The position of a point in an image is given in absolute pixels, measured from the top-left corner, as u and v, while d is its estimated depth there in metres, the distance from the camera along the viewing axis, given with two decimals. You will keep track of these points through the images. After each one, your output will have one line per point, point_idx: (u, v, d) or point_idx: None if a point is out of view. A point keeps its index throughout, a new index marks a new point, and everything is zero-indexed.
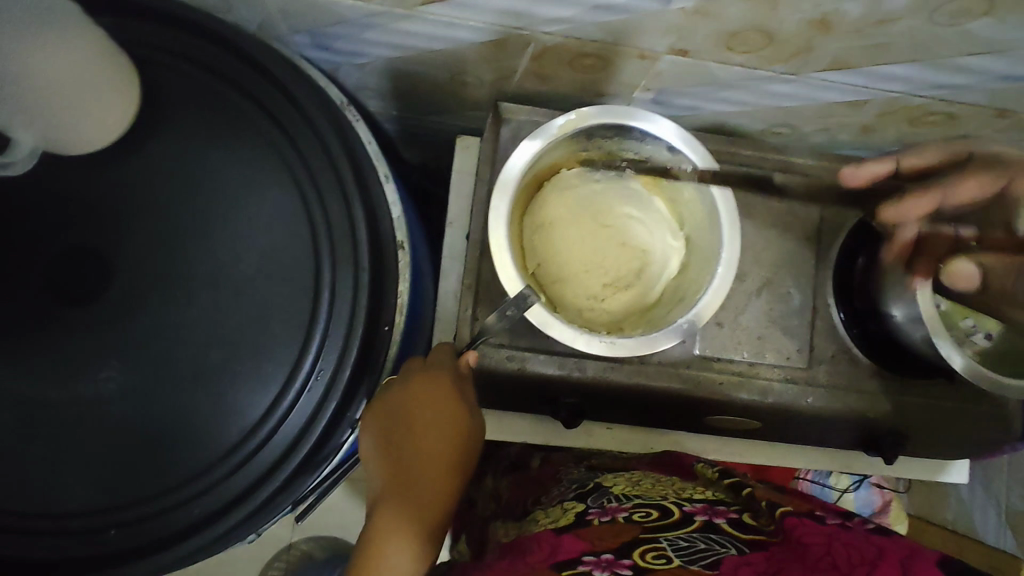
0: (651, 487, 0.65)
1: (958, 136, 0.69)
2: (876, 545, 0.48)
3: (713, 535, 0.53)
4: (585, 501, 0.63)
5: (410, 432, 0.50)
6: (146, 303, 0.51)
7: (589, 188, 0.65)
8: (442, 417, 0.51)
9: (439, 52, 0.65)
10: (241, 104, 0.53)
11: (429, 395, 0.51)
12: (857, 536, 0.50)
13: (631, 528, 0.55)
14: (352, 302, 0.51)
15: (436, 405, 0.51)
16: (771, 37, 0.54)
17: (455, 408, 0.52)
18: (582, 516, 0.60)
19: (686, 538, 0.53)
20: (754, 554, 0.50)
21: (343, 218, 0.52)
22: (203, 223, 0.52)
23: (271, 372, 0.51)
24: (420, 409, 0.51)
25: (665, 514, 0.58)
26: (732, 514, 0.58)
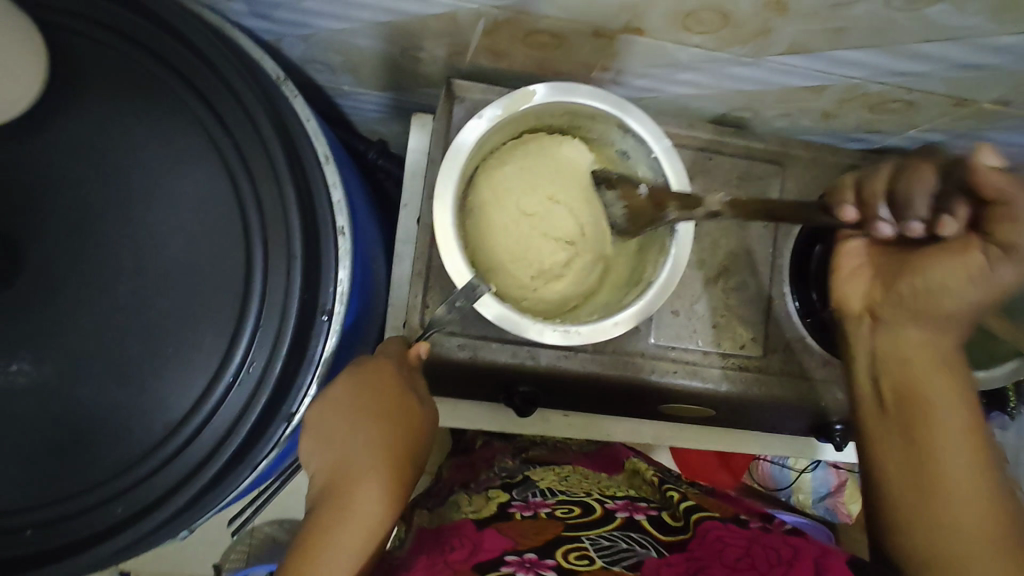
0: (577, 485, 0.67)
1: (918, 124, 0.68)
2: (792, 549, 0.49)
3: (633, 533, 0.54)
4: (510, 493, 0.65)
5: (359, 415, 0.49)
6: (62, 290, 0.48)
7: (517, 170, 0.63)
8: (384, 399, 0.49)
9: (387, 25, 0.61)
10: (163, 75, 0.49)
11: (374, 380, 0.50)
12: (775, 539, 0.52)
13: (551, 525, 0.55)
14: (284, 289, 0.49)
15: (375, 388, 0.49)
16: (729, 18, 0.52)
17: (399, 389, 0.50)
18: (505, 508, 0.60)
19: (608, 538, 0.52)
20: (675, 554, 0.50)
21: (273, 200, 0.49)
22: (124, 205, 0.49)
23: (199, 361, 0.49)
24: (361, 391, 0.49)
25: (586, 510, 0.59)
26: (651, 512, 0.60)
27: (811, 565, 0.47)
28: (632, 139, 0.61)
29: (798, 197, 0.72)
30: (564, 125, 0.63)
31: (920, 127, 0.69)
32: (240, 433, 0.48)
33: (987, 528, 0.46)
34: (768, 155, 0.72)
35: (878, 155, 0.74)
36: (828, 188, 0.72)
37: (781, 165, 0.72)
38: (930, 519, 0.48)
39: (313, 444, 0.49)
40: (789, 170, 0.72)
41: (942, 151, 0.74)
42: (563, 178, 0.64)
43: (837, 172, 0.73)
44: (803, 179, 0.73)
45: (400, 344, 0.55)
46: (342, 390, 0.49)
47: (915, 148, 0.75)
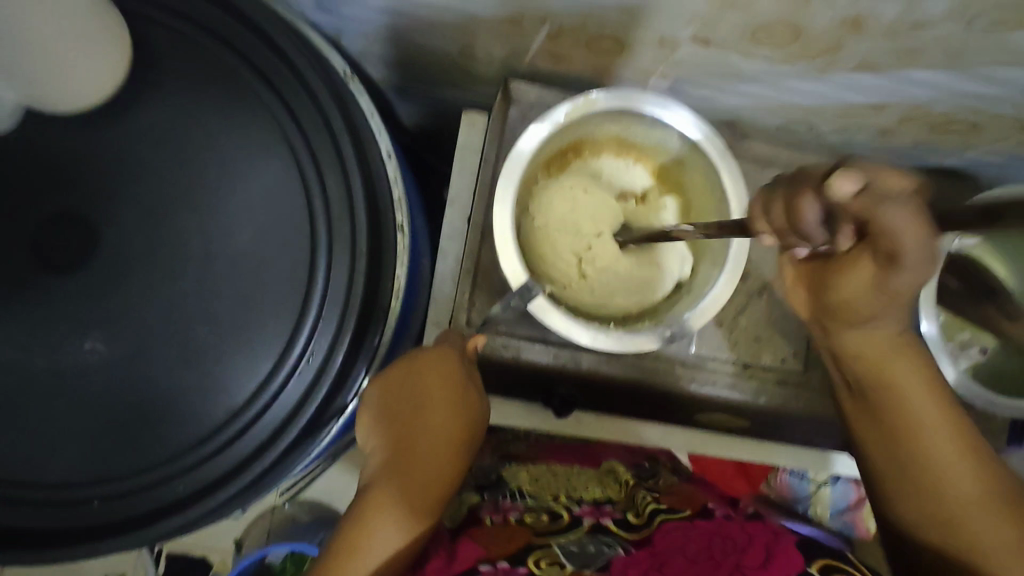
0: (549, 486, 0.68)
1: (978, 145, 0.67)
2: (747, 534, 0.53)
3: (602, 536, 0.55)
4: (484, 496, 0.67)
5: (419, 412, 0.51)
6: (135, 274, 0.49)
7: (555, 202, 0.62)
8: (449, 388, 0.52)
9: (450, 23, 0.62)
10: (240, 69, 0.50)
11: (440, 375, 0.52)
12: (733, 529, 0.55)
13: (521, 534, 0.55)
14: (347, 284, 0.50)
15: (440, 378, 0.52)
16: (800, 33, 0.52)
17: (462, 386, 0.52)
18: (476, 513, 0.63)
19: (576, 543, 0.53)
20: (640, 550, 0.52)
21: (340, 196, 0.50)
22: (195, 194, 0.50)
23: (261, 349, 0.50)
24: (431, 377, 0.51)
25: (555, 518, 0.60)
26: (617, 514, 0.61)
27: (761, 550, 0.50)
28: (688, 148, 0.61)
29: None
30: (620, 132, 0.64)
31: (979, 149, 0.68)
32: (298, 421, 0.49)
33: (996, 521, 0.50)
34: (820, 170, 0.72)
35: (933, 175, 0.73)
36: None
37: None
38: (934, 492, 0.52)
39: (378, 418, 0.51)
40: None
41: (999, 173, 0.73)
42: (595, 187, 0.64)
43: None
44: None
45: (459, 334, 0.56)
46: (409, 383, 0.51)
47: (971, 169, 0.73)
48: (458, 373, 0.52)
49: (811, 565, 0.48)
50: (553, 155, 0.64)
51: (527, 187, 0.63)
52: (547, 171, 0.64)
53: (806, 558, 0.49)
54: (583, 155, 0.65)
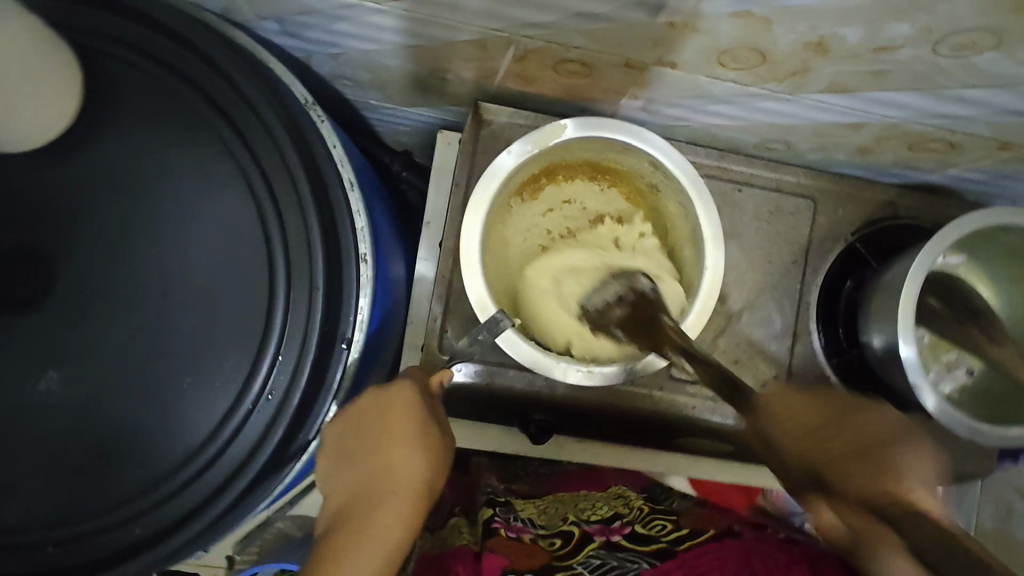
0: (559, 501, 0.65)
1: (959, 163, 0.66)
2: (784, 568, 0.53)
3: (621, 553, 0.56)
4: (495, 509, 0.63)
5: (381, 446, 0.50)
6: (91, 312, 0.49)
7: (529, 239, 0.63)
8: (404, 425, 0.51)
9: (416, 48, 0.61)
10: (195, 103, 0.50)
11: (402, 406, 0.51)
12: (775, 559, 0.54)
13: (540, 555, 0.55)
14: (306, 319, 0.49)
15: (403, 411, 0.51)
16: (765, 57, 0.51)
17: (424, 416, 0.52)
18: (489, 526, 0.59)
19: (598, 557, 0.56)
20: (665, 563, 0.54)
21: (298, 230, 0.49)
22: (151, 229, 0.50)
23: (220, 385, 0.49)
24: (388, 414, 0.51)
25: (568, 539, 0.58)
26: (628, 529, 0.60)
27: None
28: (659, 171, 0.61)
29: (829, 233, 0.70)
30: (592, 155, 0.63)
31: (960, 166, 0.67)
32: (258, 460, 0.48)
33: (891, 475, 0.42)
34: (799, 188, 0.70)
35: (915, 192, 0.72)
36: (861, 224, 0.71)
37: (812, 199, 0.71)
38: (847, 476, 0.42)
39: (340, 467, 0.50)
40: (820, 205, 0.71)
41: (982, 189, 0.72)
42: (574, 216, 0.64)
43: (870, 209, 0.71)
44: (835, 215, 0.71)
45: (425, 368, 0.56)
46: (370, 416, 0.51)
47: (954, 186, 0.72)
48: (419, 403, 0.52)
49: None
50: (524, 186, 0.63)
51: (498, 215, 0.62)
52: (521, 202, 0.63)
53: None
54: (556, 179, 0.64)
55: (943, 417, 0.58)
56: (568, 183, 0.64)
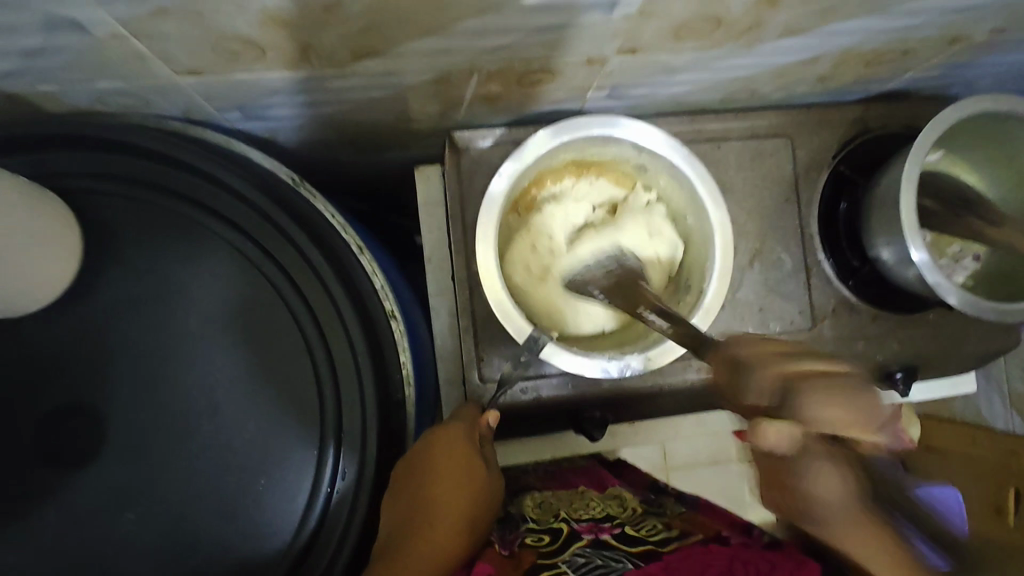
0: (554, 506, 0.62)
1: (914, 66, 0.69)
2: (766, 558, 0.47)
3: (607, 552, 0.50)
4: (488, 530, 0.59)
5: (433, 477, 0.51)
6: (148, 444, 0.49)
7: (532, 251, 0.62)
8: (462, 463, 0.52)
9: (380, 98, 0.62)
10: (193, 215, 0.50)
11: (452, 442, 0.53)
12: (753, 553, 0.48)
13: (527, 556, 0.50)
14: (358, 392, 0.50)
15: (456, 446, 0.53)
16: (721, 21, 0.52)
17: (472, 451, 0.54)
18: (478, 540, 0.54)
19: (582, 555, 0.49)
20: (650, 565, 0.47)
21: (326, 309, 0.50)
22: (182, 347, 0.50)
23: (293, 479, 0.49)
24: (439, 449, 0.52)
25: (554, 535, 0.54)
26: (617, 529, 0.55)
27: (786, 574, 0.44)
28: (644, 152, 0.60)
29: (811, 163, 0.73)
30: (574, 154, 0.62)
31: (916, 69, 0.69)
32: (352, 535, 0.49)
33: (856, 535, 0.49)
34: (773, 129, 0.72)
35: (879, 103, 0.74)
36: (838, 147, 0.73)
37: (788, 136, 0.72)
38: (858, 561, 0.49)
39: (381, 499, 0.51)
40: (796, 139, 0.73)
41: (939, 83, 0.75)
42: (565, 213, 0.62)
43: (843, 130, 0.73)
44: (812, 145, 0.73)
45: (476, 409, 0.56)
46: (422, 451, 0.51)
47: (912, 87, 0.75)
48: (466, 437, 0.54)
49: None
50: (510, 206, 0.62)
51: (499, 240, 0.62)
52: (511, 221, 0.62)
53: None
54: (537, 185, 0.63)
55: (969, 307, 0.61)
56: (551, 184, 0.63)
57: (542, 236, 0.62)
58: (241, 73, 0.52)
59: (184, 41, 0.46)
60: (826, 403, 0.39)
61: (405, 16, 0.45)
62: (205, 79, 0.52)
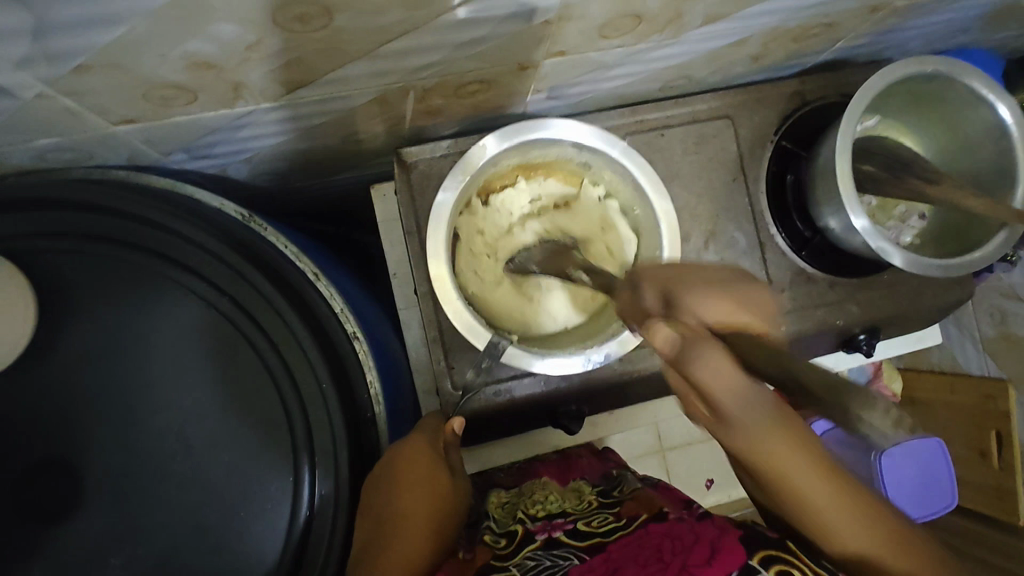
0: (514, 506, 0.66)
1: (842, 37, 0.70)
2: (693, 533, 0.48)
3: (556, 550, 0.53)
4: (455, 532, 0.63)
5: (394, 485, 0.49)
6: (126, 491, 0.49)
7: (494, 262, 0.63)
8: (433, 473, 0.51)
9: (323, 124, 0.62)
10: (144, 261, 0.51)
11: (415, 454, 0.52)
12: (683, 530, 0.50)
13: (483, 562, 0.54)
14: (326, 416, 0.51)
15: (419, 455, 0.52)
16: (641, 17, 0.53)
17: (436, 460, 0.53)
18: None
19: (533, 557, 0.52)
20: (594, 558, 0.49)
21: (286, 339, 0.51)
22: (148, 392, 0.50)
23: (271, 508, 0.50)
24: (402, 460, 0.51)
25: (511, 539, 0.58)
26: (569, 524, 0.58)
27: (706, 548, 0.44)
28: (586, 150, 0.61)
29: (754, 141, 0.74)
30: (518, 158, 0.62)
31: (844, 39, 0.71)
32: (336, 555, 0.50)
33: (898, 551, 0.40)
34: (714, 112, 0.74)
35: (815, 75, 0.76)
36: (779, 122, 0.75)
37: (729, 117, 0.74)
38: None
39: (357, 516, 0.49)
40: (738, 119, 0.74)
41: (870, 49, 0.76)
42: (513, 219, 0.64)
43: (783, 105, 0.75)
44: (754, 123, 0.75)
45: (437, 420, 0.58)
46: (386, 464, 0.51)
47: (845, 56, 0.77)
48: (428, 447, 0.53)
49: (754, 557, 0.42)
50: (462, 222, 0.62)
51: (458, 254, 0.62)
52: (465, 235, 0.62)
53: (749, 550, 0.43)
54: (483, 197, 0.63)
55: (914, 267, 0.63)
56: (496, 192, 0.63)
57: (495, 240, 0.63)
58: (177, 118, 0.53)
59: (114, 94, 0.47)
60: (704, 293, 0.42)
61: (328, 47, 0.46)
62: (142, 125, 0.53)
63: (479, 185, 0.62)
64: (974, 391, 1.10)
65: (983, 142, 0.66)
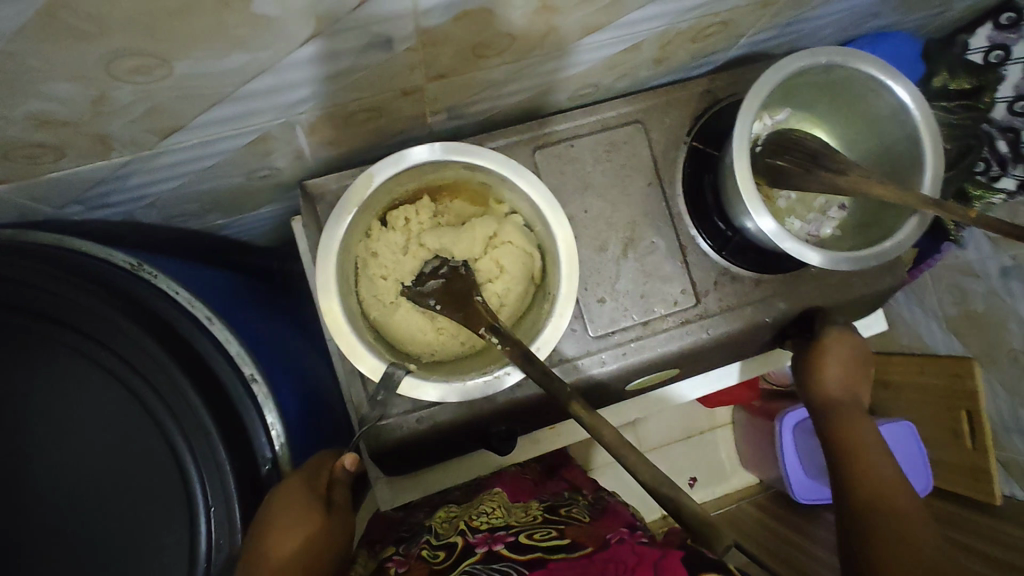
0: (466, 516, 0.65)
1: (744, 32, 0.69)
2: (636, 554, 0.48)
3: (495, 565, 0.50)
4: (398, 546, 0.63)
5: (273, 526, 0.50)
6: (19, 555, 0.49)
7: (389, 289, 0.61)
8: (309, 510, 0.52)
9: (217, 165, 0.62)
10: (27, 323, 0.51)
11: (295, 496, 0.52)
12: (626, 551, 0.49)
13: (416, 573, 0.53)
14: (216, 464, 0.50)
15: (298, 497, 0.52)
16: (512, 35, 0.53)
17: (314, 497, 0.54)
18: (383, 566, 0.58)
19: (471, 570, 0.50)
20: (533, 572, 0.47)
21: (170, 389, 0.50)
22: (41, 454, 0.50)
23: (169, 562, 0.50)
24: (287, 506, 0.51)
25: (451, 552, 0.57)
26: (511, 536, 0.56)
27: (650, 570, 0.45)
28: (479, 171, 0.61)
29: (668, 144, 0.73)
30: (414, 184, 0.62)
31: (747, 35, 0.70)
32: None
33: (895, 493, 0.58)
34: (624, 118, 0.73)
35: (725, 72, 0.75)
36: (691, 123, 0.74)
37: (640, 122, 0.73)
38: (891, 510, 0.56)
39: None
40: (649, 123, 0.73)
41: (781, 41, 0.75)
42: (407, 245, 0.62)
43: (694, 105, 0.74)
44: (666, 126, 0.74)
45: (322, 457, 0.59)
46: (274, 509, 0.51)
47: (755, 50, 0.76)
48: (307, 486, 0.54)
49: None
50: (357, 252, 0.60)
51: (356, 285, 0.60)
52: (361, 264, 0.61)
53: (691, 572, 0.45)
54: (376, 224, 0.61)
55: (825, 260, 0.61)
56: (390, 219, 0.62)
57: (393, 266, 0.61)
58: (52, 174, 0.52)
59: None
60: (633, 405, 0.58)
61: (181, 93, 0.46)
62: (18, 185, 0.52)
63: (372, 212, 0.61)
64: (940, 371, 1.05)
65: (890, 127, 0.65)
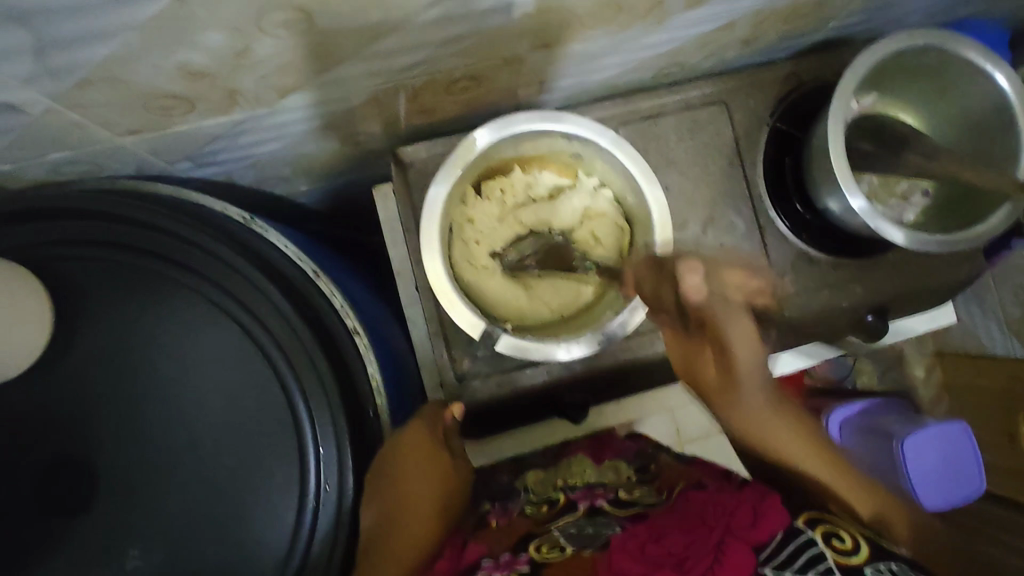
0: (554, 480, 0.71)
1: (835, 15, 0.70)
2: (733, 501, 0.52)
3: (599, 518, 0.57)
4: (496, 502, 0.68)
5: (395, 478, 0.57)
6: (141, 483, 0.52)
7: (484, 255, 0.64)
8: (430, 461, 0.59)
9: (320, 129, 0.64)
10: (153, 265, 0.53)
11: (416, 450, 0.58)
12: (723, 496, 0.54)
13: (523, 525, 0.59)
14: (327, 407, 0.53)
15: (419, 449, 0.59)
16: (622, 6, 0.54)
17: (434, 448, 0.60)
18: (484, 517, 0.64)
19: (576, 526, 0.56)
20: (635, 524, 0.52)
21: (288, 335, 0.53)
22: (163, 390, 0.53)
23: (280, 496, 0.52)
24: (408, 459, 0.58)
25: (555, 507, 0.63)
26: (610, 494, 0.63)
27: (750, 511, 0.50)
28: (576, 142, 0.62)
29: (750, 125, 0.74)
30: (510, 153, 0.64)
31: (837, 17, 0.70)
32: (341, 535, 0.53)
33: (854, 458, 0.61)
34: (708, 98, 0.74)
35: (810, 55, 0.75)
36: (775, 104, 0.74)
37: (723, 102, 0.74)
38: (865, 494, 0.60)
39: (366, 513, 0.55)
40: (732, 103, 0.74)
41: (867, 26, 0.75)
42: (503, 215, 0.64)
43: (778, 86, 0.75)
44: (749, 107, 0.74)
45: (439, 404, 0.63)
46: (397, 461, 0.57)
47: (840, 34, 0.76)
48: (427, 438, 0.60)
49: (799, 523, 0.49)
50: (457, 217, 0.63)
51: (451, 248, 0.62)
52: (458, 228, 0.63)
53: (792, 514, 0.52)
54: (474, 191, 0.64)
55: (917, 241, 0.61)
56: (486, 188, 0.64)
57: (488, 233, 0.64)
58: (178, 126, 0.55)
59: (115, 106, 0.49)
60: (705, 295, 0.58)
61: (314, 51, 0.48)
62: (145, 136, 0.55)
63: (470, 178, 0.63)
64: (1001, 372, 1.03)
65: (983, 110, 0.65)
